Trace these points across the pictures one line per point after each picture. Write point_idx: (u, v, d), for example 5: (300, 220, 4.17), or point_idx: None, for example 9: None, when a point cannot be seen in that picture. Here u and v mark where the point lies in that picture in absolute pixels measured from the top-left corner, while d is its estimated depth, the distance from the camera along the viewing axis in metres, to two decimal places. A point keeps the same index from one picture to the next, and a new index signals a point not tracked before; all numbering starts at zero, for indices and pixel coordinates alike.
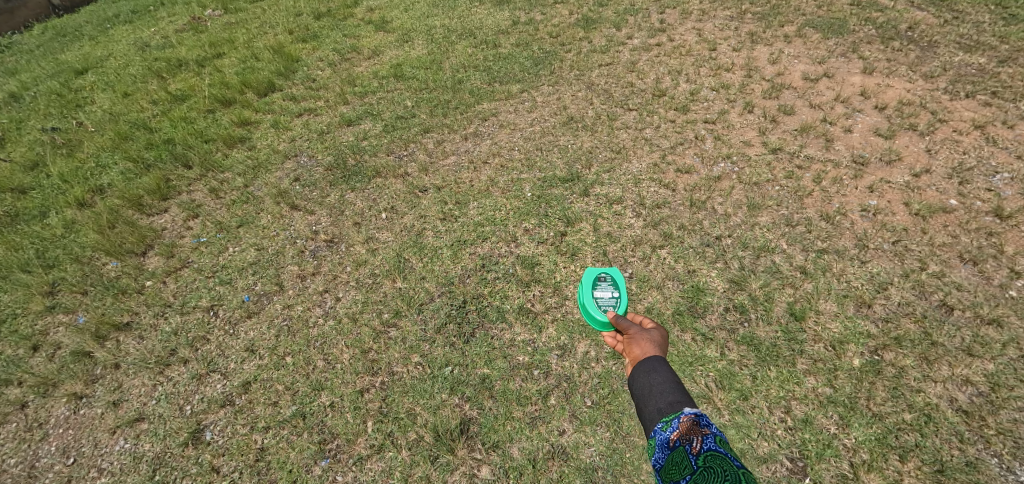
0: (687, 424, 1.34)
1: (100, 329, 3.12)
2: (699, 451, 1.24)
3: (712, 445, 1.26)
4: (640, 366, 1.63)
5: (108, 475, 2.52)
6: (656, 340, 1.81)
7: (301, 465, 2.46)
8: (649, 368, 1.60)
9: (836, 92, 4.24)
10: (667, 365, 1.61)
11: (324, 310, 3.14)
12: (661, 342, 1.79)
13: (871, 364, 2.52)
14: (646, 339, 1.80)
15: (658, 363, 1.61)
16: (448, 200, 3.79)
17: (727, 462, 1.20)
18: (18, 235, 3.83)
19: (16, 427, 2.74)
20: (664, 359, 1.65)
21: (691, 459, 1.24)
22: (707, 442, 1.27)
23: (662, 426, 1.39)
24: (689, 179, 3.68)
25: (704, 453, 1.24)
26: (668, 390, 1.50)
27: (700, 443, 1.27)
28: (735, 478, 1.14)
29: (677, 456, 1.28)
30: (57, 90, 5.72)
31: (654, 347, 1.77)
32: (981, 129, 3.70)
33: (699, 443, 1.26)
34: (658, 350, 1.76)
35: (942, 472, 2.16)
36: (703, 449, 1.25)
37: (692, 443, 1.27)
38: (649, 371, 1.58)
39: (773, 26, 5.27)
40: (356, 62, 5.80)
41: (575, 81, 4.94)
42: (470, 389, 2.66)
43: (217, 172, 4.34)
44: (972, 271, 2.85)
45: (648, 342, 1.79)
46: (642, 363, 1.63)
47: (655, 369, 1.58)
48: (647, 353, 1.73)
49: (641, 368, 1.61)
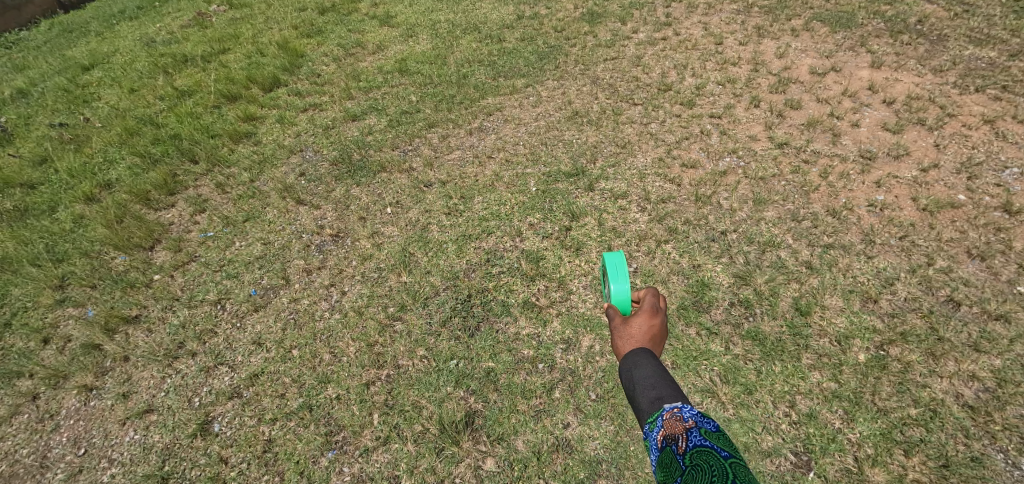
0: (671, 421, 1.23)
1: (110, 322, 3.15)
2: (685, 450, 1.13)
3: (697, 439, 1.15)
4: (624, 364, 1.49)
5: (118, 465, 2.55)
6: (639, 325, 1.59)
7: (308, 456, 2.48)
8: (631, 365, 1.46)
9: (843, 87, 4.21)
10: (649, 357, 1.46)
11: (331, 304, 3.16)
12: (651, 326, 1.58)
13: (877, 359, 2.51)
14: (629, 330, 1.58)
15: (639, 359, 1.47)
16: (453, 195, 3.79)
17: (714, 456, 1.08)
18: (28, 229, 3.87)
19: (28, 418, 2.78)
20: (648, 351, 1.50)
21: (678, 459, 1.13)
22: (692, 438, 1.16)
23: (649, 427, 1.28)
24: (695, 173, 3.68)
25: (690, 451, 1.13)
26: (650, 387, 1.37)
27: (685, 441, 1.16)
28: (722, 473, 1.02)
29: (665, 458, 1.17)
30: (65, 86, 5.77)
31: (639, 334, 1.56)
32: (990, 124, 3.66)
33: (684, 441, 1.16)
34: (646, 335, 1.57)
35: (946, 467, 2.15)
36: (689, 446, 1.14)
37: (678, 442, 1.16)
38: (631, 370, 1.45)
39: (780, 20, 5.23)
40: (361, 57, 5.81)
41: (580, 75, 4.92)
42: (475, 382, 2.68)
43: (224, 167, 4.37)
44: (980, 267, 2.83)
45: (628, 337, 1.56)
46: (626, 360, 1.49)
47: (636, 365, 1.45)
48: (631, 344, 1.55)
49: (624, 367, 1.48)
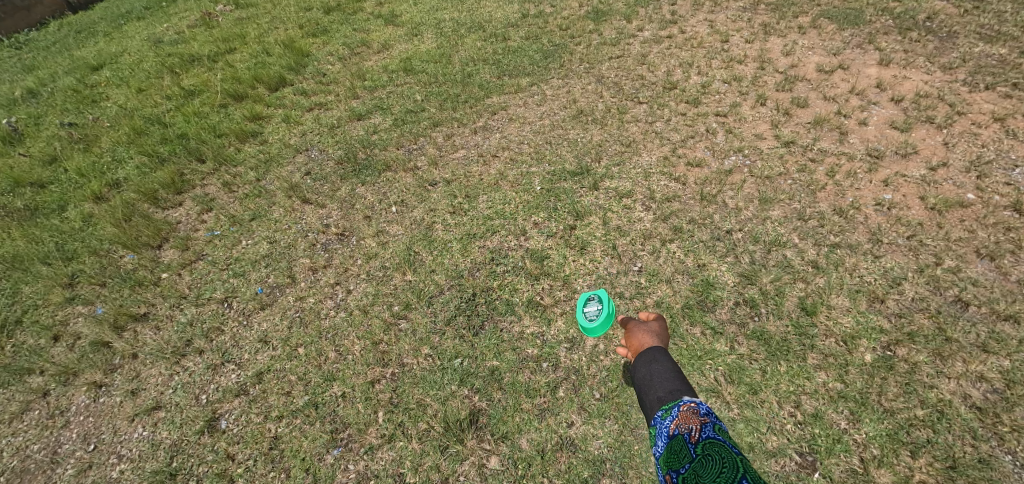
0: (686, 413, 1.26)
1: (119, 319, 3.19)
2: (698, 440, 1.18)
3: (710, 432, 1.20)
4: (640, 357, 1.56)
5: (128, 461, 2.58)
6: (656, 331, 1.73)
7: (313, 453, 2.49)
8: (649, 358, 1.53)
9: (851, 85, 4.18)
10: (668, 355, 1.54)
11: (336, 303, 3.18)
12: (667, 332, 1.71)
13: (883, 359, 2.49)
14: (646, 331, 1.69)
15: (658, 354, 1.54)
16: (458, 194, 3.79)
17: (726, 450, 1.14)
18: (38, 228, 3.91)
19: (39, 414, 2.81)
20: (665, 350, 1.57)
21: (689, 447, 1.17)
22: (705, 430, 1.21)
23: (662, 415, 1.32)
24: (700, 172, 3.66)
25: (703, 441, 1.18)
26: (669, 380, 1.43)
27: (699, 432, 1.20)
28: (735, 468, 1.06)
29: (675, 444, 1.21)
30: (74, 86, 5.83)
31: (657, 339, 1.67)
32: (1001, 122, 3.62)
33: (698, 432, 1.20)
34: (660, 340, 1.69)
35: (953, 469, 2.14)
36: (702, 436, 1.18)
37: (691, 431, 1.20)
38: (649, 363, 1.51)
39: (788, 17, 5.19)
40: (367, 56, 5.82)
41: (585, 73, 4.91)
42: (480, 381, 2.69)
43: (230, 166, 4.40)
44: (988, 267, 2.80)
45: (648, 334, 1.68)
46: (642, 354, 1.56)
47: (656, 358, 1.52)
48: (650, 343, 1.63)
49: (641, 360, 1.54)
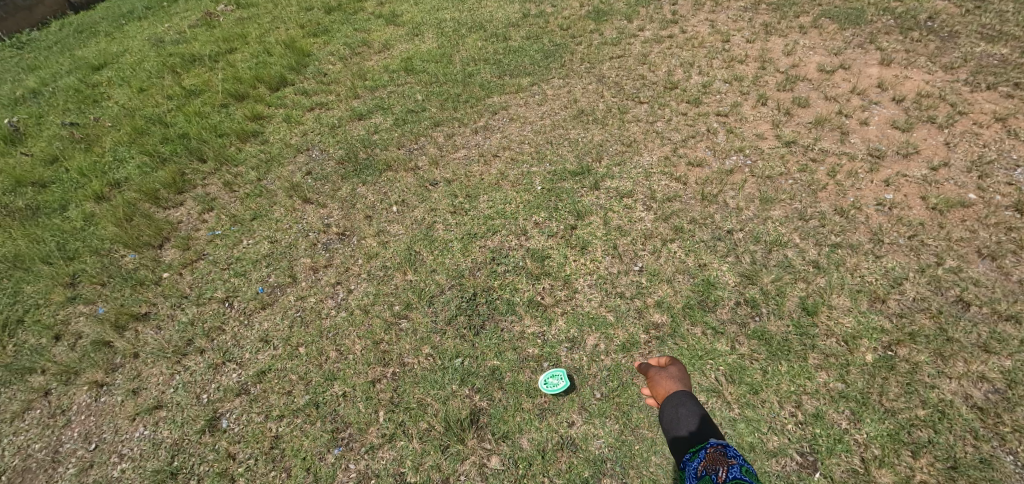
0: (713, 454, 1.24)
1: (120, 319, 3.20)
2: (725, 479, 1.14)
3: (738, 473, 1.16)
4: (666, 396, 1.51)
5: (129, 460, 2.58)
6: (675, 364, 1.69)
7: (314, 453, 2.50)
8: (675, 398, 1.48)
9: (852, 84, 4.18)
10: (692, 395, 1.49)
11: (337, 302, 3.18)
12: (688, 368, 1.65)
13: (885, 359, 2.49)
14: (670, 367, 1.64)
15: (685, 394, 1.49)
16: (458, 194, 3.80)
17: None
18: (40, 227, 3.92)
19: (40, 413, 2.82)
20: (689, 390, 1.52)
21: None
22: (732, 470, 1.17)
23: (690, 457, 1.29)
24: (701, 172, 3.66)
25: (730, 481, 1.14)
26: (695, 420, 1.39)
27: (725, 472, 1.17)
28: None
29: None
30: (76, 86, 5.83)
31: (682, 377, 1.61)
32: (1002, 122, 3.61)
33: (725, 473, 1.16)
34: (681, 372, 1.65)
35: (955, 469, 2.14)
36: (729, 477, 1.15)
37: (717, 472, 1.17)
38: (675, 402, 1.46)
39: (788, 17, 5.19)
40: (368, 56, 5.82)
41: (585, 73, 4.91)
42: (480, 380, 2.69)
43: (231, 166, 4.41)
44: (990, 267, 2.80)
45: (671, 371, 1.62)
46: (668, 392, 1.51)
47: (681, 399, 1.47)
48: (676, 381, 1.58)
49: (667, 399, 1.50)
